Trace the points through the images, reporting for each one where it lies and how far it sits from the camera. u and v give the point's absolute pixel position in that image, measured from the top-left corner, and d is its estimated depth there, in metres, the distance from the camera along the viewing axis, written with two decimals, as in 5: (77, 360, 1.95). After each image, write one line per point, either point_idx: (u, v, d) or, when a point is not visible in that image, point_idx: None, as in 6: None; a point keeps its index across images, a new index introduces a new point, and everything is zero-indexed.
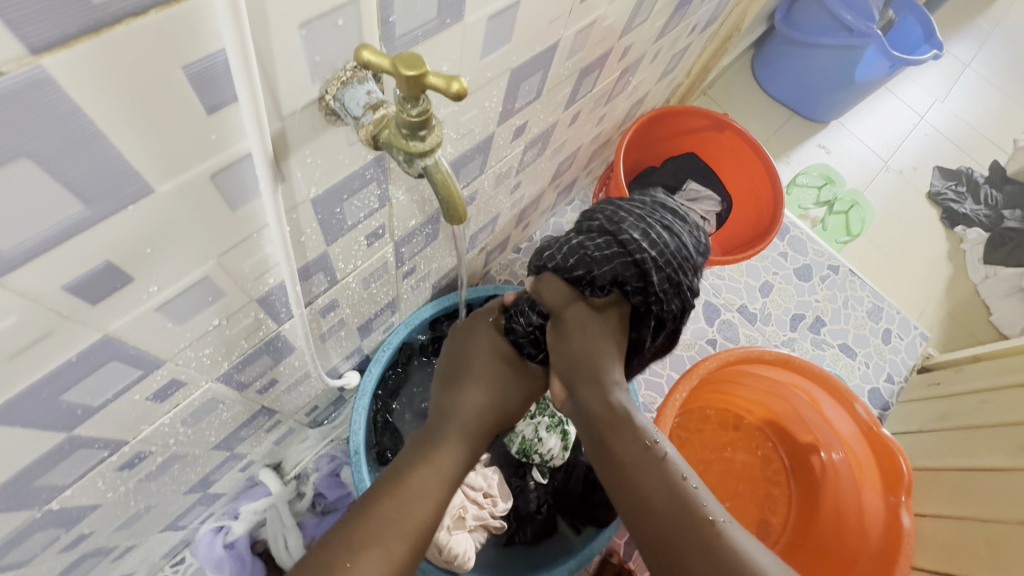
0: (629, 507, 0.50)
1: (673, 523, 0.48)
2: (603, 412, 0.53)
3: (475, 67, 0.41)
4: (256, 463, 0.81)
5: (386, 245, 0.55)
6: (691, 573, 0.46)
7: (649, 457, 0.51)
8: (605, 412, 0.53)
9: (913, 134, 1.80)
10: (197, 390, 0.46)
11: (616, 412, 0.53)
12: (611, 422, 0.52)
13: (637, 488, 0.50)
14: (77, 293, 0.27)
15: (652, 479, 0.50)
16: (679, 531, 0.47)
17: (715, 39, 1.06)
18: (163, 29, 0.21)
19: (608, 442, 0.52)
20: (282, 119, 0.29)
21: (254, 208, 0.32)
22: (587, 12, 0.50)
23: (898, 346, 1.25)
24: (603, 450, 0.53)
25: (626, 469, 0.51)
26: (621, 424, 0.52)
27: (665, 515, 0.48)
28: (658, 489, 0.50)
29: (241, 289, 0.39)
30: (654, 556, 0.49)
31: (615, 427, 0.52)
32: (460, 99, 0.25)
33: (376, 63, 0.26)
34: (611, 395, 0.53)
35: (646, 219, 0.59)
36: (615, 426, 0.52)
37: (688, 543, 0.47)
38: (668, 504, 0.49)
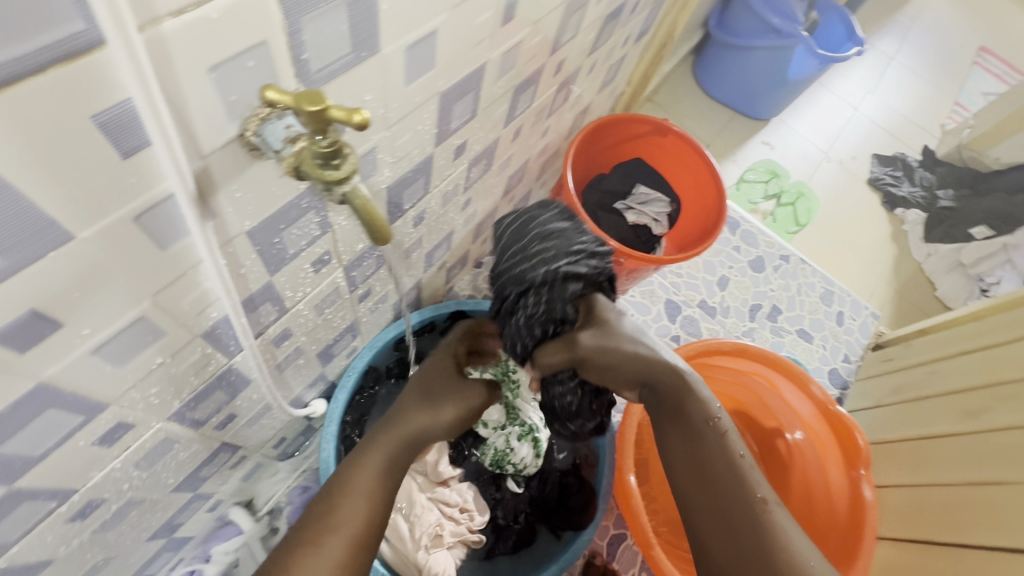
0: (688, 469, 0.57)
1: (727, 487, 0.54)
2: (673, 384, 0.58)
3: (401, 94, 0.43)
4: (225, 502, 0.80)
5: (335, 271, 0.56)
6: (735, 536, 0.52)
7: (715, 428, 0.57)
8: (672, 389, 0.58)
9: (849, 126, 1.90)
10: (148, 431, 0.46)
11: (683, 384, 0.58)
12: (681, 396, 0.58)
13: (702, 453, 0.57)
14: (3, 343, 0.27)
15: (716, 446, 0.56)
16: (731, 499, 0.53)
17: (650, 49, 1.11)
18: (66, 83, 0.21)
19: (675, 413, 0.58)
20: (203, 157, 0.30)
21: (184, 245, 0.33)
22: (510, 34, 0.52)
23: (851, 327, 1.31)
24: (672, 416, 0.59)
25: (691, 437, 0.57)
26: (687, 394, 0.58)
27: (722, 481, 0.55)
28: (718, 457, 0.56)
29: (183, 326, 0.39)
30: (702, 514, 0.55)
31: (685, 398, 0.58)
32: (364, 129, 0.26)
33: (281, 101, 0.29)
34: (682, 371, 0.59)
35: (523, 255, 0.60)
36: (682, 399, 0.58)
37: (736, 510, 0.53)
38: (725, 474, 0.55)
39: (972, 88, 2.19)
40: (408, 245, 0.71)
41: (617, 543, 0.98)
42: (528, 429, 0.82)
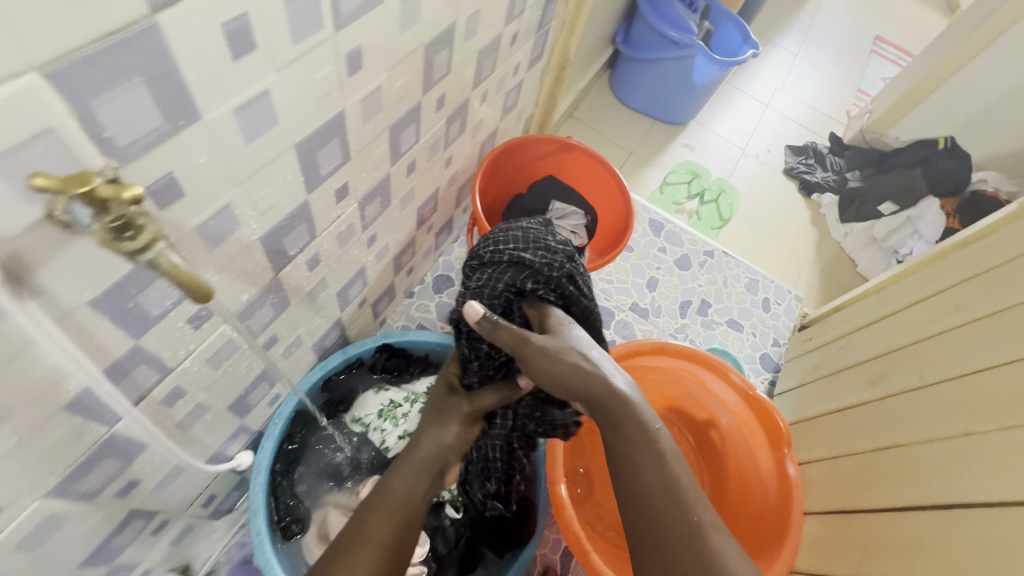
0: (627, 493, 0.57)
1: (662, 507, 0.55)
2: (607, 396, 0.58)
3: (244, 152, 0.45)
4: (156, 569, 0.78)
5: (221, 324, 0.57)
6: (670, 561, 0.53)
7: (651, 445, 0.57)
8: (606, 402, 0.59)
9: (762, 121, 2.01)
10: (26, 511, 0.46)
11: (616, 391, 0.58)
12: (618, 409, 0.58)
13: (637, 473, 0.57)
14: None
15: (651, 468, 0.57)
16: (666, 526, 0.55)
17: (549, 71, 1.16)
18: None
19: (614, 427, 0.58)
20: (10, 242, 0.31)
21: (11, 325, 0.34)
22: (363, 82, 0.55)
23: (777, 311, 1.37)
24: (613, 429, 0.58)
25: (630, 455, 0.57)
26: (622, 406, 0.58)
27: (656, 505, 0.55)
28: (655, 476, 0.57)
29: (36, 402, 0.40)
30: (639, 543, 0.56)
31: (620, 415, 0.58)
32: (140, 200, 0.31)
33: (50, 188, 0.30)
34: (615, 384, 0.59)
35: (484, 254, 0.74)
36: (623, 408, 0.58)
37: (672, 539, 0.54)
38: (666, 500, 0.56)
39: (872, 74, 2.35)
40: (310, 287, 0.72)
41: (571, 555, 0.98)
42: None
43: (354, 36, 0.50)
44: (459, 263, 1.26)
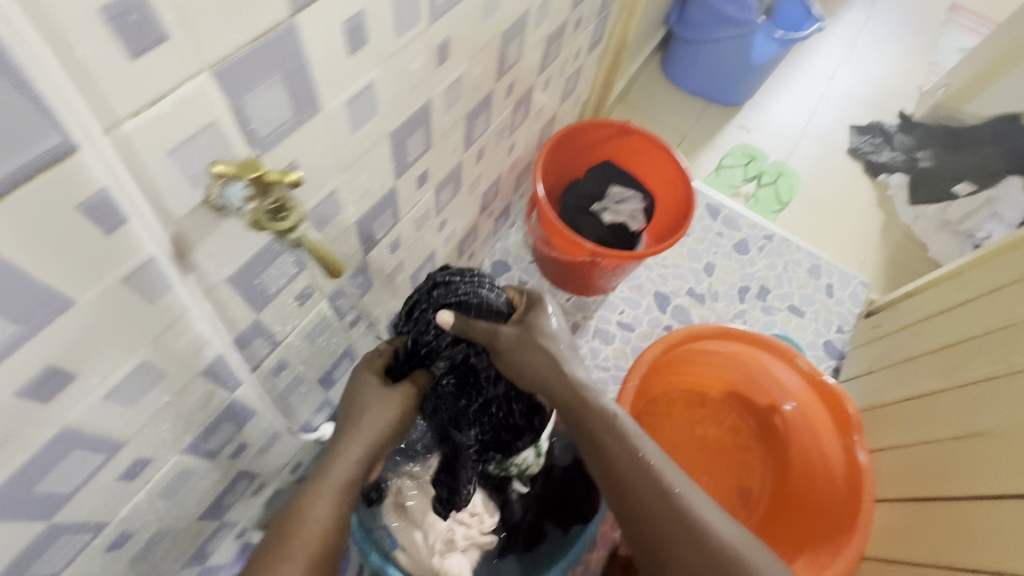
0: (609, 480, 0.70)
1: (640, 484, 0.68)
2: (569, 399, 0.69)
3: (350, 140, 0.48)
4: (251, 527, 0.85)
5: (319, 302, 0.62)
6: (646, 513, 0.68)
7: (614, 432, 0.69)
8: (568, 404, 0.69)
9: (824, 99, 1.93)
10: (166, 465, 0.52)
11: (581, 398, 0.69)
12: (580, 408, 0.69)
13: (606, 457, 0.69)
14: (28, 397, 0.33)
15: (617, 449, 0.69)
16: (644, 493, 0.68)
17: (608, 56, 1.16)
18: (54, 183, 0.27)
19: (580, 425, 0.70)
20: (176, 223, 0.35)
21: (171, 297, 0.39)
22: (448, 72, 0.58)
23: (842, 297, 1.33)
24: (581, 430, 0.70)
25: (603, 448, 0.69)
26: (582, 407, 0.69)
27: (634, 481, 0.69)
28: (628, 461, 0.69)
29: (181, 367, 0.45)
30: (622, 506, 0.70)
31: (582, 411, 0.69)
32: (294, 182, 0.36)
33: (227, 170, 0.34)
34: (574, 383, 0.69)
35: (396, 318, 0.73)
36: (581, 412, 0.69)
37: (650, 499, 0.68)
38: (638, 475, 0.69)
39: (946, 46, 2.20)
40: (389, 269, 0.76)
41: None
42: None
43: (444, 29, 0.52)
44: (516, 248, 1.30)
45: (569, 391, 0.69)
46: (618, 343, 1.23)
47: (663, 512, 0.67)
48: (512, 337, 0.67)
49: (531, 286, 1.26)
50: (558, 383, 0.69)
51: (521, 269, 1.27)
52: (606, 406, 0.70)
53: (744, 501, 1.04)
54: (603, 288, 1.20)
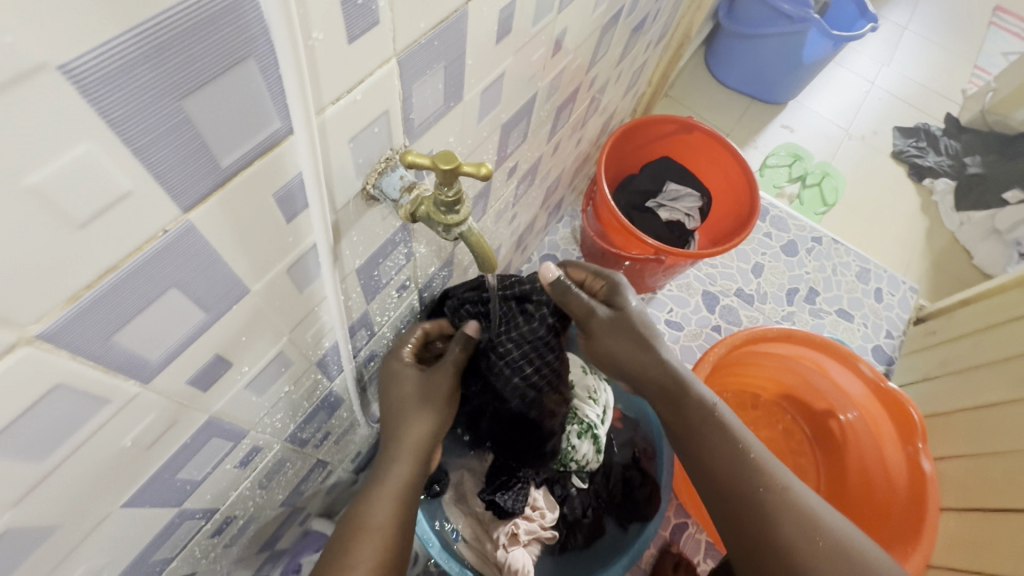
0: (707, 475, 0.59)
1: (738, 474, 0.57)
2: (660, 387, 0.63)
3: (474, 130, 0.47)
4: (313, 515, 0.85)
5: (412, 294, 0.61)
6: (741, 512, 0.56)
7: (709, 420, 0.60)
8: (663, 391, 0.63)
9: (868, 100, 1.89)
10: (270, 454, 0.51)
11: (671, 386, 0.63)
12: (671, 395, 0.62)
13: (700, 447, 0.60)
14: (195, 385, 0.32)
15: (716, 439, 0.59)
16: (740, 490, 0.56)
17: (669, 50, 1.14)
18: (264, 170, 0.26)
19: (669, 412, 0.63)
20: (337, 212, 0.35)
21: (315, 286, 0.38)
22: (557, 63, 0.57)
23: (891, 302, 1.32)
24: (672, 421, 0.63)
25: (699, 438, 0.60)
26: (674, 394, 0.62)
27: (734, 475, 0.57)
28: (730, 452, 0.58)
29: (304, 356, 0.45)
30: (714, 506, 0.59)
31: (676, 398, 0.62)
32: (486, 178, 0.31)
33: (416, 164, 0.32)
34: (667, 366, 0.63)
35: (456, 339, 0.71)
36: (672, 399, 0.62)
37: (747, 498, 0.56)
38: (725, 464, 0.58)
39: (991, 49, 2.16)
40: (467, 262, 0.75)
41: (680, 531, 1.00)
42: (588, 426, 0.85)
43: (565, 18, 0.51)
44: (564, 242, 1.28)
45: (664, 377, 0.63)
46: (667, 341, 1.21)
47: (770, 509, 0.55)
48: (607, 319, 0.63)
49: None
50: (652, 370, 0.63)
51: None
52: (703, 393, 0.62)
53: None
54: (653, 286, 1.19)
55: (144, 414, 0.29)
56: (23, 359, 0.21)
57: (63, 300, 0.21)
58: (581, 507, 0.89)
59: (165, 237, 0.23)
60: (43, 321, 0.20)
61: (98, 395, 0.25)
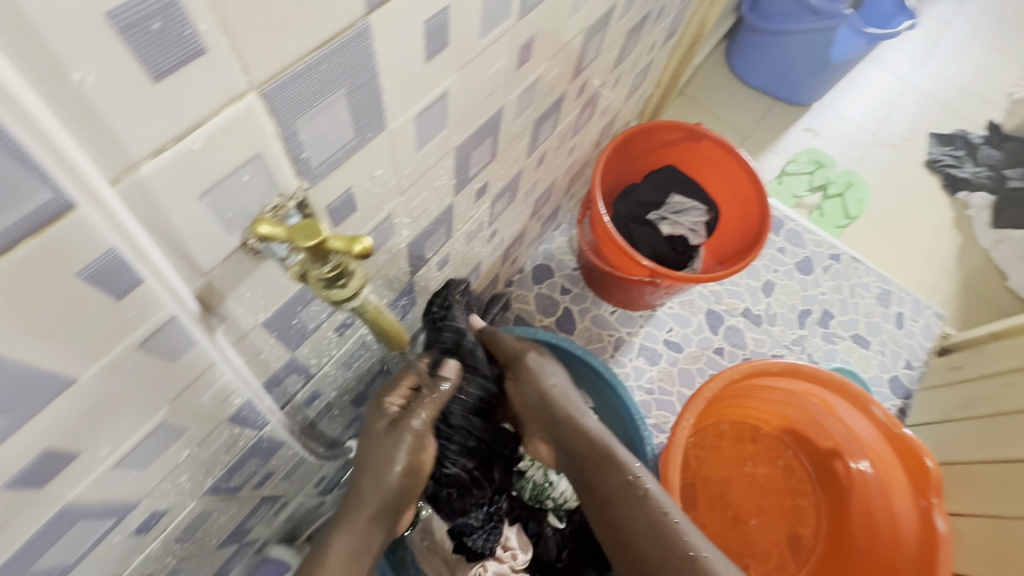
0: (622, 550, 0.60)
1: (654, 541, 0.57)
2: (585, 452, 0.65)
3: (414, 159, 0.40)
4: (271, 542, 0.81)
5: (359, 329, 0.55)
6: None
7: (632, 489, 0.61)
8: (585, 450, 0.65)
9: (902, 103, 1.75)
10: (185, 510, 0.46)
11: (599, 451, 0.64)
12: (593, 459, 0.64)
13: (620, 516, 0.61)
14: (18, 486, 0.27)
15: (634, 509, 0.60)
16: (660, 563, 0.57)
17: (679, 48, 1.05)
18: (41, 250, 0.19)
19: (591, 478, 0.63)
20: (206, 274, 0.28)
21: (196, 353, 0.32)
22: (527, 74, 0.49)
23: (912, 329, 1.21)
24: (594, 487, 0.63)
25: (615, 511, 0.61)
26: (601, 462, 0.63)
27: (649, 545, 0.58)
28: (647, 535, 0.58)
29: (206, 418, 0.39)
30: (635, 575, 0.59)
31: (597, 462, 0.63)
32: (368, 253, 0.25)
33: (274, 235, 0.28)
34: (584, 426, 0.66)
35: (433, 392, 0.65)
36: (596, 463, 0.63)
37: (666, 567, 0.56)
38: (648, 535, 0.58)
39: None
40: (434, 287, 0.68)
41: None
42: None
43: (531, 25, 0.43)
44: (560, 253, 1.20)
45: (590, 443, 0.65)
46: (664, 363, 1.14)
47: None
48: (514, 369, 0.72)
49: (575, 295, 1.17)
50: (569, 439, 0.66)
51: (564, 276, 1.19)
52: (623, 456, 0.63)
53: (794, 549, 0.96)
54: (651, 304, 1.11)
55: None
56: None
57: None
58: (556, 548, 0.82)
59: None
60: None
61: None
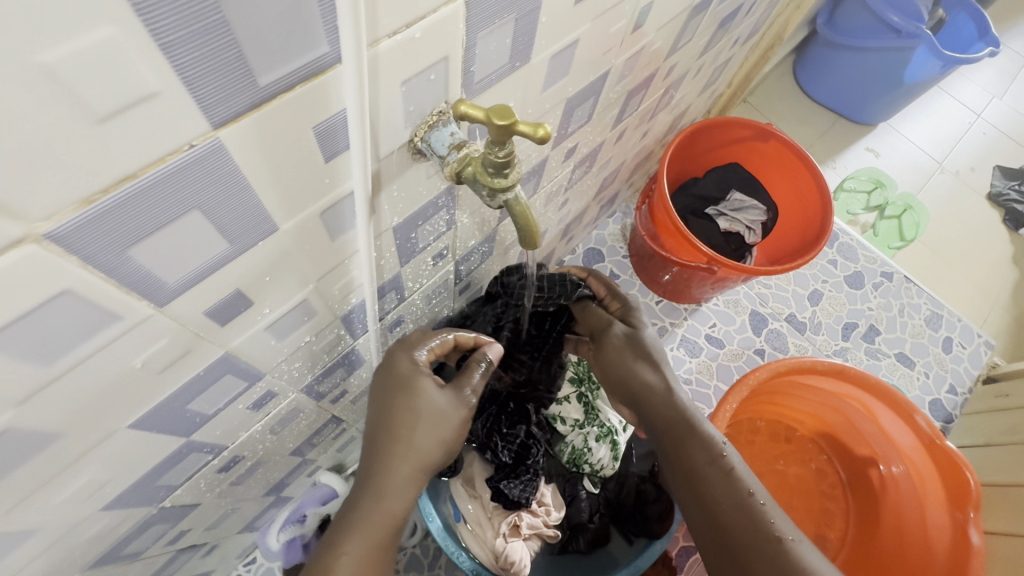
0: (706, 529, 0.56)
1: (745, 525, 0.54)
2: (670, 422, 0.60)
3: (537, 100, 0.44)
4: (322, 468, 0.85)
5: (448, 265, 0.59)
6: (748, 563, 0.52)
7: (720, 465, 0.57)
8: (672, 424, 0.60)
9: (969, 133, 1.72)
10: (285, 401, 0.51)
11: (684, 423, 0.60)
12: (682, 434, 0.60)
13: (706, 493, 0.57)
14: (212, 317, 0.31)
15: (721, 485, 0.56)
16: (746, 547, 0.53)
17: (755, 50, 1.07)
18: (306, 96, 0.24)
19: (676, 454, 0.59)
20: (380, 161, 0.32)
21: (348, 237, 0.36)
22: (636, 41, 0.53)
23: (960, 355, 1.20)
24: (674, 460, 0.60)
25: (702, 488, 0.57)
26: (689, 433, 0.59)
27: (734, 525, 0.54)
28: (736, 515, 0.54)
29: (330, 309, 0.44)
30: (715, 559, 0.55)
31: (684, 437, 0.59)
32: (544, 142, 0.29)
33: (471, 116, 0.30)
34: (676, 402, 0.61)
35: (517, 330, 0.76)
36: (682, 439, 0.59)
37: (754, 552, 0.52)
38: (732, 515, 0.55)
39: None
40: (509, 242, 0.72)
41: (686, 555, 0.94)
42: (608, 430, 0.83)
43: None
44: (611, 239, 1.23)
45: (676, 413, 0.61)
46: (705, 356, 1.15)
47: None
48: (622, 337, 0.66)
49: (622, 281, 1.20)
50: (652, 408, 0.62)
51: (614, 262, 1.21)
52: (713, 434, 0.59)
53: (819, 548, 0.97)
54: (698, 298, 1.13)
55: (156, 337, 0.29)
56: (27, 256, 0.20)
57: (75, 202, 0.19)
58: (588, 511, 0.86)
59: (191, 152, 0.22)
60: (52, 220, 0.19)
61: (107, 309, 0.25)
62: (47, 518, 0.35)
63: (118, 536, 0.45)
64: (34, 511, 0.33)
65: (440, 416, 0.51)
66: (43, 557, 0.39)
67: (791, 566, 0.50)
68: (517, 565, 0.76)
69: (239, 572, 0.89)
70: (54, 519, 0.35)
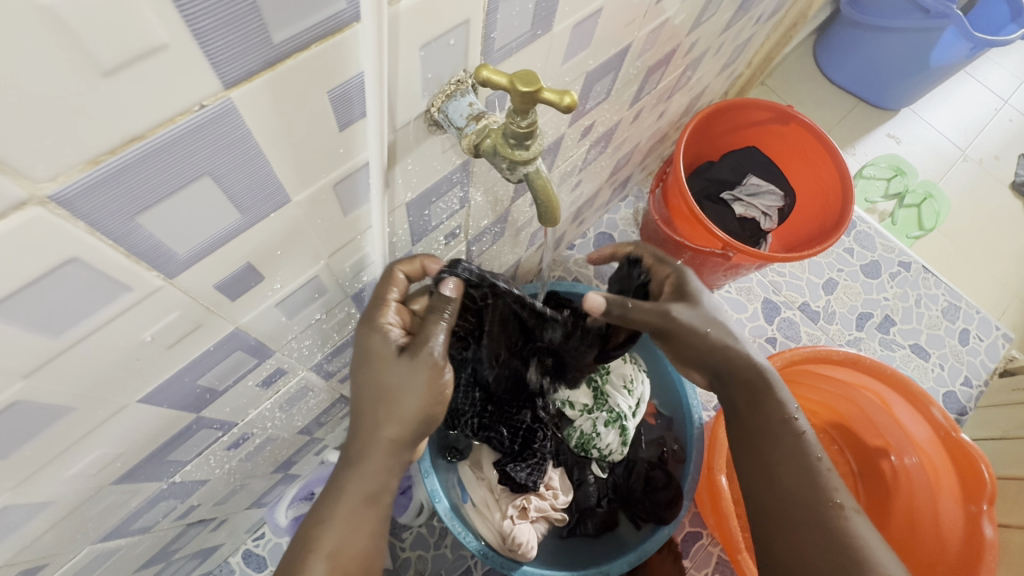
0: (760, 486, 0.51)
1: (804, 485, 0.49)
2: (744, 380, 0.55)
3: (557, 72, 0.42)
4: (329, 447, 0.86)
5: (459, 244, 0.58)
6: (800, 528, 0.47)
7: (790, 430, 0.52)
8: (746, 381, 0.55)
9: (995, 120, 1.67)
10: (295, 379, 0.51)
11: (757, 383, 0.55)
12: (753, 393, 0.55)
13: (768, 450, 0.52)
14: (223, 291, 0.31)
15: (785, 447, 0.51)
16: (798, 507, 0.48)
17: (778, 29, 1.04)
18: (320, 57, 0.23)
19: (743, 407, 0.55)
20: (396, 131, 0.31)
21: (361, 212, 0.35)
22: (658, 14, 0.51)
23: (976, 347, 1.18)
24: (740, 414, 0.55)
25: (763, 443, 0.52)
26: (762, 395, 0.54)
27: (793, 483, 0.49)
28: (796, 479, 0.49)
29: (341, 287, 0.43)
30: (766, 518, 0.49)
31: (757, 395, 0.54)
32: (569, 110, 0.28)
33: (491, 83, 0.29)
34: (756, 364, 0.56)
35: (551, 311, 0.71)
36: (754, 394, 0.55)
37: (807, 515, 0.47)
38: (794, 477, 0.49)
39: None
40: (521, 223, 0.70)
41: (692, 540, 0.94)
42: (617, 416, 0.82)
43: None
44: (623, 223, 1.21)
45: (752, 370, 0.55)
46: None
47: (820, 547, 0.45)
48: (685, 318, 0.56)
49: None
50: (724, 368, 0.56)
51: None
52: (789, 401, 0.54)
53: None
54: (710, 285, 1.11)
55: (167, 310, 0.28)
56: (32, 219, 0.19)
57: (81, 162, 0.18)
58: (596, 496, 0.86)
59: (201, 113, 0.20)
60: (58, 181, 0.18)
61: (117, 279, 0.24)
62: (59, 491, 0.35)
63: (129, 509, 0.45)
64: (46, 484, 0.33)
65: (404, 388, 0.44)
66: (55, 529, 0.39)
67: (847, 546, 0.45)
68: (524, 548, 0.76)
69: (248, 547, 0.90)
70: (65, 492, 0.35)
